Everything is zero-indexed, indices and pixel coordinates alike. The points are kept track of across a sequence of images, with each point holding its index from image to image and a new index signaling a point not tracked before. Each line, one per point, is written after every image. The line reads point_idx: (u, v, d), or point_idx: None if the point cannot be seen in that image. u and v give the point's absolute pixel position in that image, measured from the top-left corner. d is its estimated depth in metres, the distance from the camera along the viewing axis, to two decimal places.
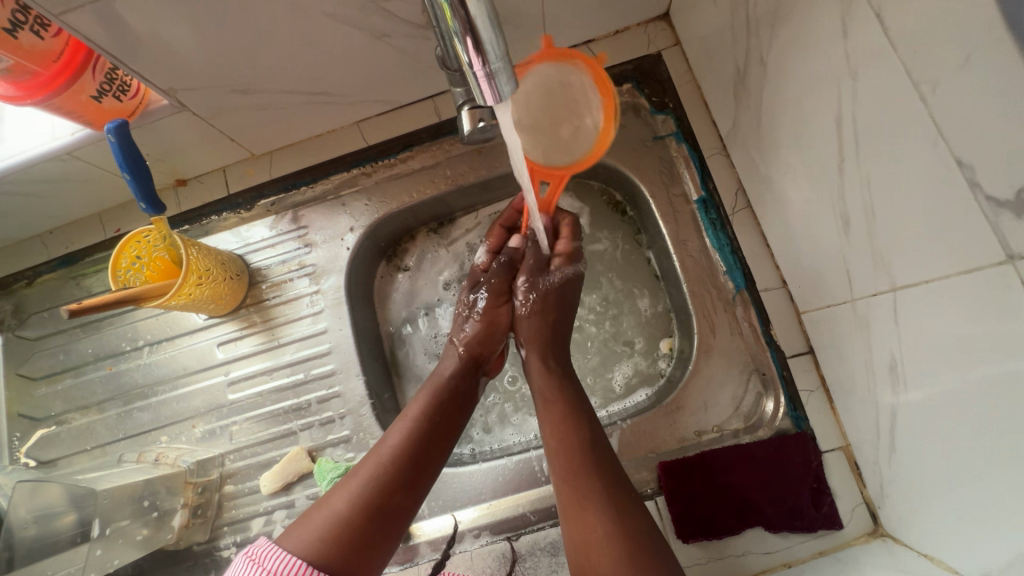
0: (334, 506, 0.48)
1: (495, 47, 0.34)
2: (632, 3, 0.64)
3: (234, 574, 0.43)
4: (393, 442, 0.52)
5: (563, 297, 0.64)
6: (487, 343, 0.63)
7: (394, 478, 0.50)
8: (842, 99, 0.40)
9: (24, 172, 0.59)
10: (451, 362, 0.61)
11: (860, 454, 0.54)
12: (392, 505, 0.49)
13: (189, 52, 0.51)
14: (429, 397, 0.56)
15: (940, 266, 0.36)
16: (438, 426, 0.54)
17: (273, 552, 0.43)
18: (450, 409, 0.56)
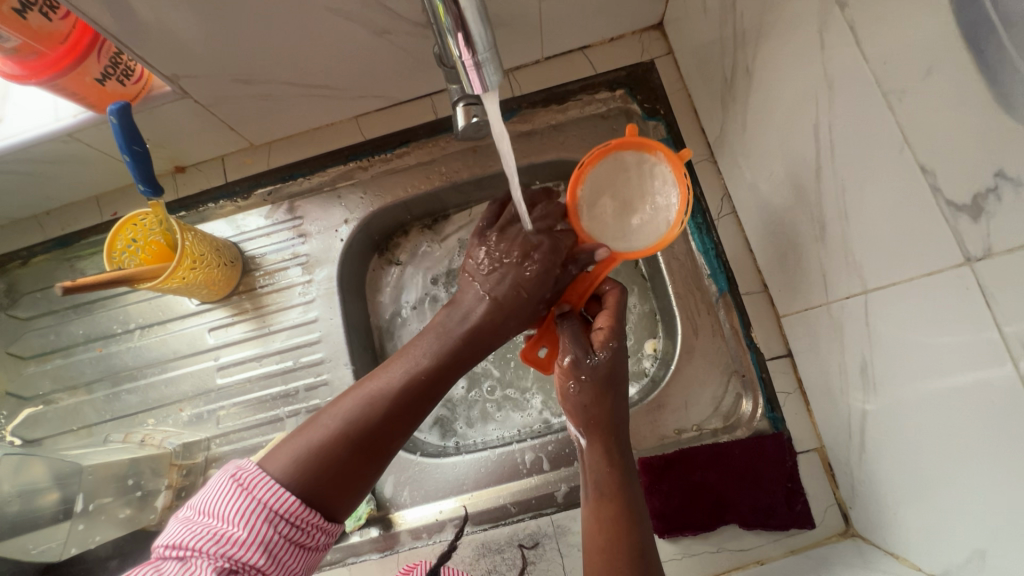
0: (321, 435, 0.44)
1: (483, 39, 0.35)
2: (627, 12, 0.66)
3: (218, 493, 0.40)
4: (394, 380, 0.47)
5: (615, 373, 0.52)
6: (517, 319, 0.52)
7: (389, 416, 0.45)
8: (819, 107, 0.42)
9: (24, 151, 0.60)
10: (476, 314, 0.52)
11: (833, 455, 0.55)
12: (381, 444, 0.45)
13: (194, 41, 0.53)
14: (443, 339, 0.50)
15: (907, 269, 0.38)
16: (446, 371, 0.49)
17: (264, 483, 0.40)
18: (463, 356, 0.50)
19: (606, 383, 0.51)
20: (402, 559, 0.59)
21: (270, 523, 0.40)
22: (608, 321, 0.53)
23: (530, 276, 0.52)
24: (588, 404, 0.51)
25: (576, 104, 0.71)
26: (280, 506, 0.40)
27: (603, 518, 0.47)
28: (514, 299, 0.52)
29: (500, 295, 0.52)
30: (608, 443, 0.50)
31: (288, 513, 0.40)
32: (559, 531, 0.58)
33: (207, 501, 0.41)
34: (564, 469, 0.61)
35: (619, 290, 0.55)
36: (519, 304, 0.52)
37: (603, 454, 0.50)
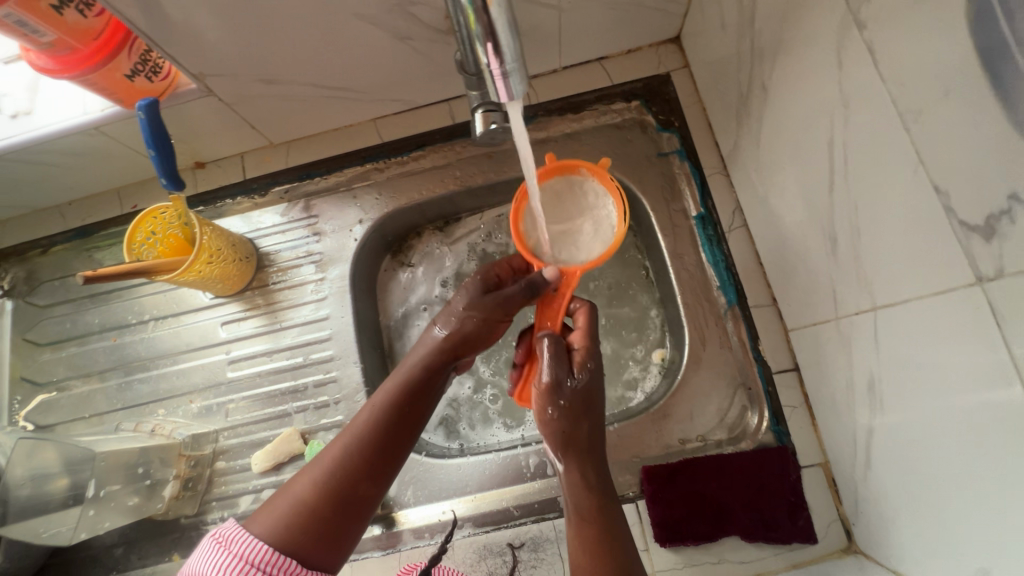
0: (298, 497, 0.45)
1: (511, 48, 0.35)
2: (645, 25, 0.67)
3: (200, 556, 0.42)
4: (358, 429, 0.48)
5: (592, 394, 0.53)
6: (472, 345, 0.56)
7: (361, 466, 0.47)
8: (833, 125, 0.43)
9: (53, 143, 0.62)
10: (429, 354, 0.54)
11: (838, 471, 0.55)
12: (356, 495, 0.46)
13: (224, 41, 0.54)
14: (402, 382, 0.52)
15: (918, 287, 0.38)
16: (409, 412, 0.51)
17: (240, 537, 0.42)
18: (423, 394, 0.52)
19: (583, 401, 0.52)
20: (404, 558, 0.60)
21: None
22: (582, 340, 0.55)
23: (474, 303, 0.55)
24: (565, 427, 0.51)
25: (591, 113, 0.71)
26: (256, 557, 0.41)
27: (584, 548, 0.46)
28: (468, 326, 0.55)
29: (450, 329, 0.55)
30: (585, 464, 0.51)
31: (264, 563, 0.40)
32: (561, 535, 0.58)
33: (194, 566, 0.42)
34: None
35: (587, 306, 0.57)
36: (474, 330, 0.55)
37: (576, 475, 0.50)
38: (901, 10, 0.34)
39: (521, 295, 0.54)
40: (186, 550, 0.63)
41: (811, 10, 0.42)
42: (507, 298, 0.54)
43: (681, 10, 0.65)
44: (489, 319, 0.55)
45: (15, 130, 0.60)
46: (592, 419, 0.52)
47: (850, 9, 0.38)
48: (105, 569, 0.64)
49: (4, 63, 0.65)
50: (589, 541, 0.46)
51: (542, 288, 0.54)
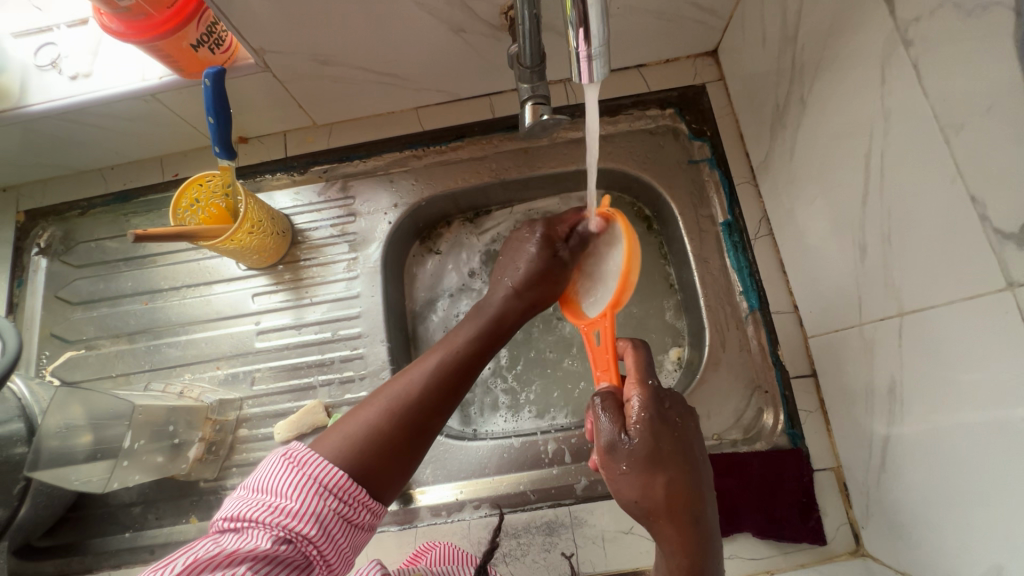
0: (372, 421, 0.48)
1: (602, 29, 0.32)
2: (685, 36, 0.70)
3: (272, 471, 0.44)
4: (432, 366, 0.52)
5: (665, 450, 0.44)
6: (545, 290, 0.59)
7: (431, 401, 0.50)
8: (872, 137, 0.45)
9: (109, 105, 0.63)
10: (508, 301, 0.58)
11: (850, 475, 0.57)
12: (425, 427, 0.50)
13: (287, 19, 0.56)
14: (474, 330, 0.56)
15: (947, 293, 0.40)
16: (474, 358, 0.55)
17: (314, 460, 0.44)
18: (491, 342, 0.56)
19: (651, 463, 0.43)
20: (420, 534, 0.61)
21: (320, 496, 0.43)
22: (638, 386, 0.47)
23: (540, 250, 0.59)
24: (639, 497, 0.43)
25: (626, 117, 0.74)
26: (328, 480, 0.44)
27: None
28: (536, 273, 0.58)
29: (521, 279, 0.58)
30: (673, 529, 0.43)
31: (336, 486, 0.44)
32: (576, 521, 0.59)
33: (261, 479, 0.44)
34: (586, 463, 0.63)
35: (636, 344, 0.51)
36: (546, 277, 0.59)
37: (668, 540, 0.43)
38: (949, 30, 0.36)
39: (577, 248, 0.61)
40: (205, 514, 0.65)
41: (858, 28, 0.45)
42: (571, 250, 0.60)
43: (721, 24, 0.68)
44: (556, 263, 0.59)
45: (75, 91, 0.62)
46: (672, 480, 0.43)
47: (898, 27, 0.40)
48: (122, 526, 0.66)
49: (66, 27, 0.67)
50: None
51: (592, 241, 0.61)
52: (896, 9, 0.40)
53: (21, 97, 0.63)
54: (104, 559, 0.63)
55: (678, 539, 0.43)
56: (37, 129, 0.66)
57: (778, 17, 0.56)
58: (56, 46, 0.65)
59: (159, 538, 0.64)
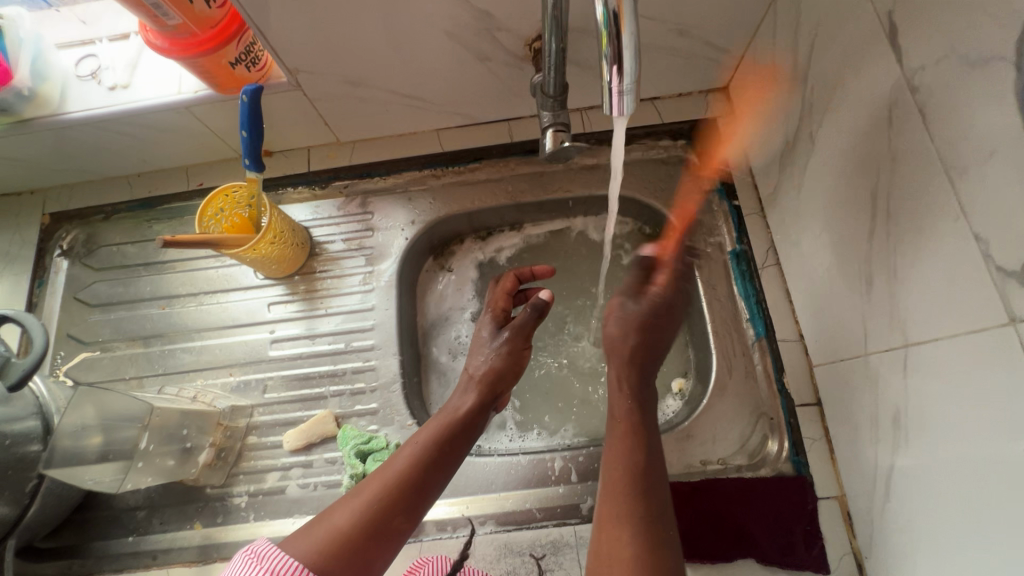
0: (337, 525, 0.45)
1: (634, 65, 0.34)
2: (699, 73, 0.73)
3: (232, 571, 0.41)
4: (402, 464, 0.50)
5: None
6: (504, 379, 0.61)
7: (399, 500, 0.48)
8: (879, 176, 0.47)
9: (144, 116, 0.66)
10: (471, 395, 0.58)
11: (854, 504, 0.58)
12: (391, 528, 0.46)
13: (322, 43, 0.60)
14: (439, 424, 0.55)
15: (951, 326, 0.42)
16: (446, 454, 0.52)
17: (274, 553, 0.41)
18: (460, 439, 0.54)
19: None
20: (423, 548, 0.61)
21: None
22: None
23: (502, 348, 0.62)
24: None
25: (639, 147, 0.77)
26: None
27: (619, 442, 0.52)
28: (497, 363, 0.61)
29: (480, 370, 0.61)
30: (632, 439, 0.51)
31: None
32: (581, 541, 0.60)
33: None
34: (591, 483, 0.64)
35: None
36: (505, 364, 0.61)
37: (623, 380, 0.56)
38: (954, 79, 0.39)
39: (530, 317, 0.63)
40: (210, 520, 0.65)
41: (866, 73, 0.47)
42: (520, 324, 0.63)
43: (734, 62, 0.71)
44: (514, 350, 0.63)
45: (113, 101, 0.65)
46: (640, 341, 0.58)
47: (905, 74, 0.43)
48: (125, 530, 0.66)
49: (108, 40, 0.71)
50: (608, 487, 0.49)
51: (545, 307, 0.64)
52: (903, 58, 0.43)
53: (61, 104, 0.65)
54: (106, 563, 0.63)
55: (628, 447, 0.51)
56: (72, 136, 0.68)
57: (789, 58, 0.59)
58: (97, 58, 0.68)
59: (162, 543, 0.64)
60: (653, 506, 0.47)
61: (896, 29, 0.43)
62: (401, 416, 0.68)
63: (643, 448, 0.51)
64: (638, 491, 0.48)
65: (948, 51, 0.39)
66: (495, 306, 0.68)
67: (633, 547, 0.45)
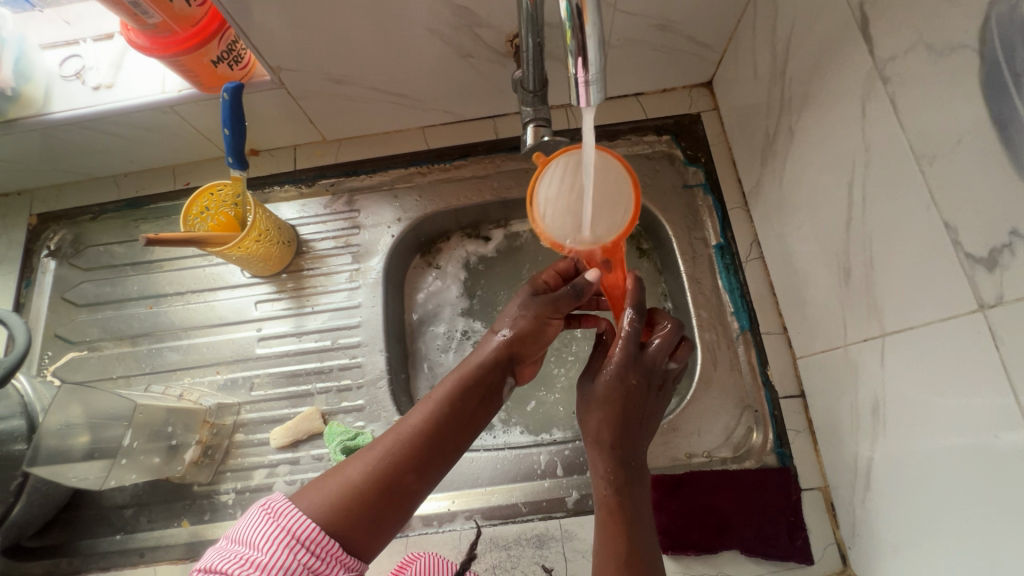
0: (348, 478, 0.45)
1: (600, 58, 0.34)
2: (682, 68, 0.73)
3: (247, 524, 0.41)
4: (416, 422, 0.48)
5: None
6: (528, 345, 0.56)
7: (410, 460, 0.47)
8: (854, 168, 0.48)
9: (128, 115, 0.66)
10: (490, 352, 0.54)
11: (837, 495, 0.58)
12: (403, 486, 0.46)
13: (302, 42, 0.60)
14: (457, 381, 0.52)
15: (924, 315, 0.42)
16: (462, 417, 0.50)
17: (290, 511, 0.42)
18: (478, 399, 0.52)
19: None
20: (410, 543, 0.61)
21: (292, 550, 0.40)
22: None
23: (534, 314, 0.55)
24: None
25: (624, 142, 0.77)
26: (303, 534, 0.41)
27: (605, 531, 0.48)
28: (524, 326, 0.55)
29: (511, 334, 0.55)
30: (623, 520, 0.48)
31: (310, 540, 0.41)
32: (565, 534, 0.60)
33: (239, 531, 0.42)
34: (577, 476, 0.64)
35: None
36: (530, 329, 0.55)
37: (603, 473, 0.50)
38: (923, 69, 0.39)
39: (568, 296, 0.56)
40: (197, 518, 0.65)
41: (840, 65, 0.48)
42: (555, 297, 0.56)
43: (716, 57, 0.71)
44: (542, 317, 0.56)
45: (98, 101, 0.65)
46: (617, 422, 0.51)
47: (877, 65, 0.43)
48: (113, 528, 0.66)
49: (93, 40, 0.71)
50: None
51: (586, 289, 0.56)
52: (875, 48, 0.43)
53: (45, 104, 0.66)
54: (93, 561, 0.63)
55: (615, 535, 0.48)
56: (57, 136, 0.68)
57: (768, 52, 0.59)
58: (81, 58, 0.68)
59: (150, 540, 0.64)
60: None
61: (868, 20, 0.44)
62: (388, 412, 0.68)
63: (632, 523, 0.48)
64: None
65: (916, 41, 0.39)
66: (539, 278, 0.60)
67: None
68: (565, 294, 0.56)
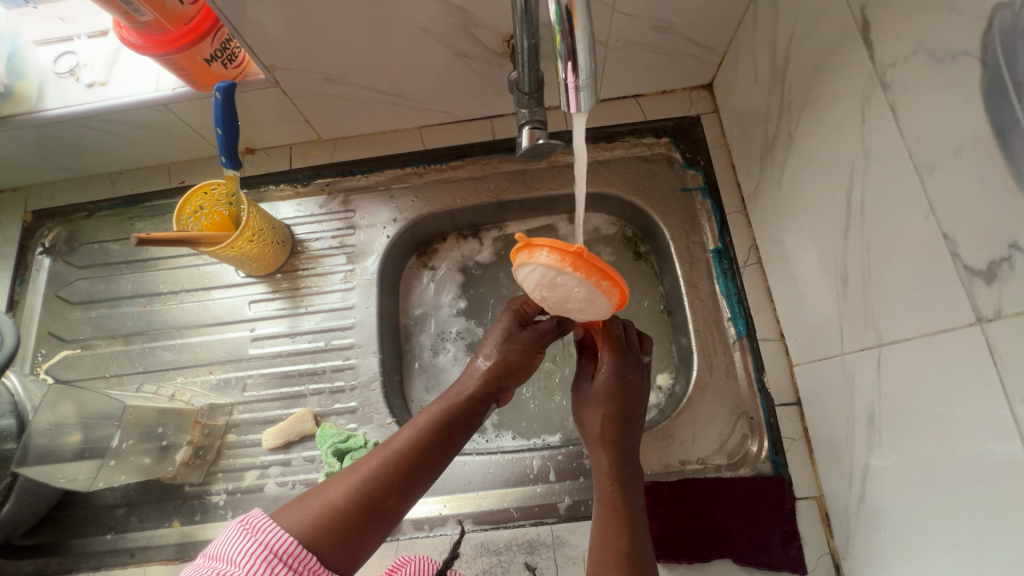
0: (330, 497, 0.45)
1: (589, 61, 0.33)
2: (682, 70, 0.73)
3: (225, 539, 0.41)
4: (400, 444, 0.49)
5: None
6: (511, 376, 0.57)
7: (394, 481, 0.47)
8: (853, 175, 0.47)
9: (122, 113, 0.66)
10: (473, 378, 0.55)
11: (831, 505, 0.57)
12: (385, 507, 0.46)
13: (296, 41, 0.59)
14: (441, 407, 0.53)
15: (921, 326, 0.41)
16: (445, 441, 0.51)
17: (268, 526, 0.41)
18: (461, 424, 0.52)
19: None
20: (401, 547, 0.61)
21: (269, 566, 0.39)
22: None
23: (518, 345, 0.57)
24: None
25: (622, 144, 0.76)
26: (281, 549, 0.40)
27: (603, 533, 0.50)
28: (509, 357, 0.57)
29: (494, 362, 0.56)
30: (619, 523, 0.50)
31: (287, 554, 0.40)
32: (557, 541, 0.60)
33: (217, 548, 0.41)
34: (570, 482, 0.63)
35: None
36: (517, 361, 0.57)
37: (605, 468, 0.54)
38: (924, 76, 0.38)
39: (553, 330, 0.59)
40: (187, 518, 0.65)
41: (840, 70, 0.47)
42: (543, 332, 0.58)
43: (716, 59, 0.70)
44: (529, 350, 0.57)
45: (91, 98, 0.65)
46: (617, 415, 0.56)
47: (877, 71, 0.42)
48: (103, 528, 0.65)
49: (87, 37, 0.70)
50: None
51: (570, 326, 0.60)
52: (875, 54, 0.42)
53: (39, 101, 0.65)
54: (83, 561, 0.63)
55: (613, 537, 0.49)
56: (50, 133, 0.68)
57: (768, 55, 0.58)
58: (76, 55, 0.68)
59: (140, 540, 0.64)
60: None
61: (868, 25, 0.43)
62: (380, 415, 0.68)
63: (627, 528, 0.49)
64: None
65: (917, 47, 0.38)
66: (519, 304, 0.60)
67: None
68: (547, 327, 0.59)
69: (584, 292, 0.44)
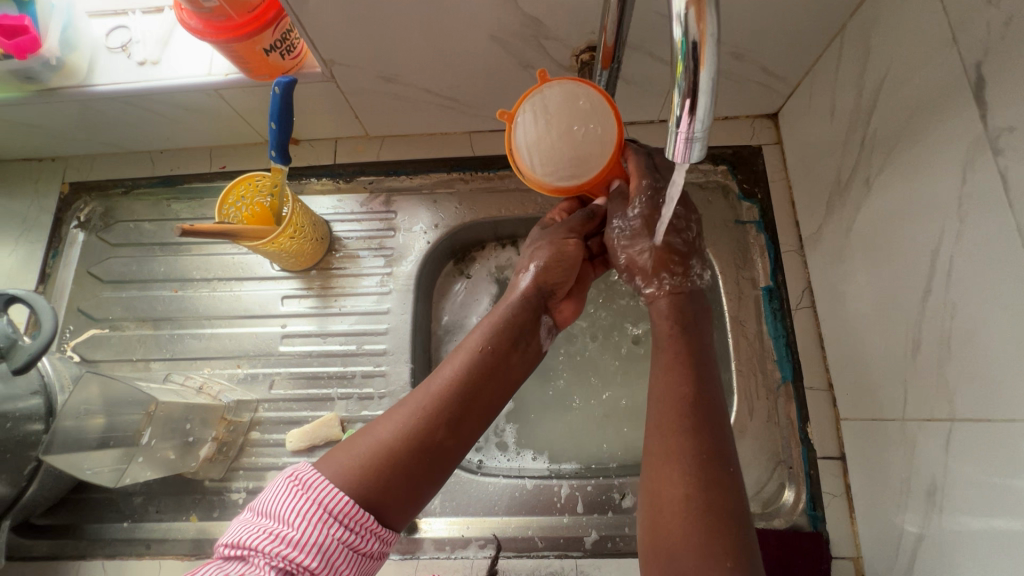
0: (379, 438, 0.43)
1: (709, 105, 0.30)
2: (749, 98, 0.70)
3: (276, 493, 0.40)
4: (448, 375, 0.47)
5: None
6: (555, 279, 0.56)
7: (441, 413, 0.44)
8: (943, 236, 0.44)
9: (172, 94, 0.64)
10: (518, 300, 0.54)
11: (871, 569, 0.55)
12: (436, 443, 0.44)
13: (360, 38, 0.57)
14: (488, 329, 0.50)
15: (1009, 411, 0.39)
16: (496, 364, 0.48)
17: (318, 483, 0.40)
18: (511, 345, 0.50)
19: None
20: (420, 566, 0.59)
21: (325, 524, 0.38)
22: None
23: (557, 245, 0.56)
24: None
25: None
26: (334, 506, 0.39)
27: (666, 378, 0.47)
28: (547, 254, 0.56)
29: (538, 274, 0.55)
30: (677, 367, 0.47)
31: (342, 513, 0.39)
32: None
33: (266, 503, 0.40)
34: (598, 515, 0.62)
35: None
36: (553, 262, 0.55)
37: (666, 313, 0.51)
38: None
39: (582, 215, 0.57)
40: (205, 514, 0.64)
41: (939, 125, 0.44)
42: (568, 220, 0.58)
43: (787, 90, 0.68)
44: (565, 244, 0.56)
45: (142, 77, 0.63)
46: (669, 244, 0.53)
47: (988, 133, 0.40)
48: (121, 515, 0.65)
49: (141, 13, 0.69)
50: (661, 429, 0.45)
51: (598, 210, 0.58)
52: (988, 114, 0.40)
53: (88, 75, 0.64)
54: (99, 547, 0.62)
55: (673, 384, 0.46)
56: (98, 108, 0.66)
57: (852, 94, 0.56)
58: (129, 30, 0.66)
59: (156, 533, 0.63)
60: (717, 479, 0.41)
61: (983, 82, 0.40)
62: None
63: (693, 378, 0.46)
64: (690, 428, 0.44)
65: None
66: (546, 219, 0.61)
67: (684, 489, 0.41)
68: (577, 216, 0.58)
69: (565, 101, 0.51)
